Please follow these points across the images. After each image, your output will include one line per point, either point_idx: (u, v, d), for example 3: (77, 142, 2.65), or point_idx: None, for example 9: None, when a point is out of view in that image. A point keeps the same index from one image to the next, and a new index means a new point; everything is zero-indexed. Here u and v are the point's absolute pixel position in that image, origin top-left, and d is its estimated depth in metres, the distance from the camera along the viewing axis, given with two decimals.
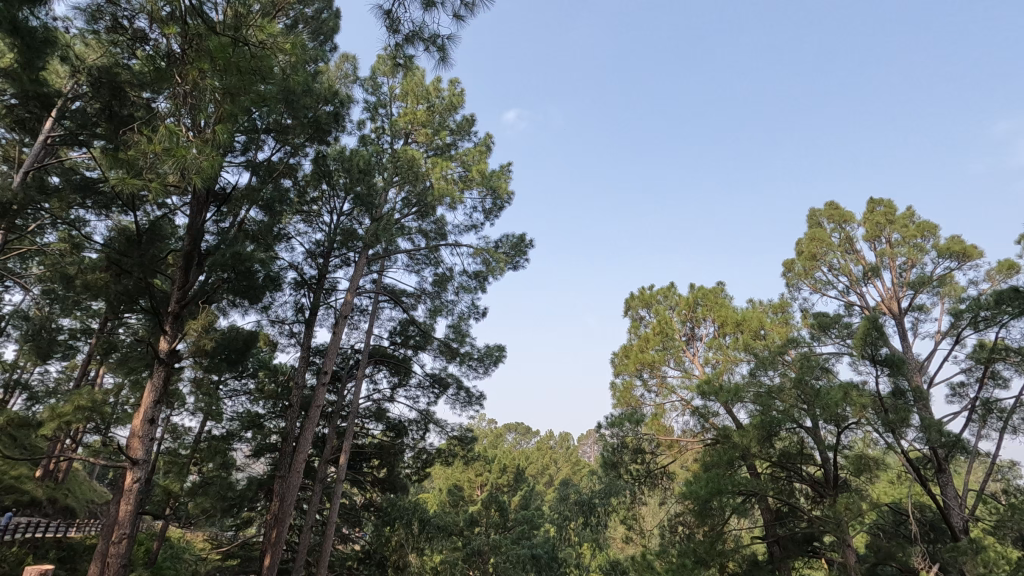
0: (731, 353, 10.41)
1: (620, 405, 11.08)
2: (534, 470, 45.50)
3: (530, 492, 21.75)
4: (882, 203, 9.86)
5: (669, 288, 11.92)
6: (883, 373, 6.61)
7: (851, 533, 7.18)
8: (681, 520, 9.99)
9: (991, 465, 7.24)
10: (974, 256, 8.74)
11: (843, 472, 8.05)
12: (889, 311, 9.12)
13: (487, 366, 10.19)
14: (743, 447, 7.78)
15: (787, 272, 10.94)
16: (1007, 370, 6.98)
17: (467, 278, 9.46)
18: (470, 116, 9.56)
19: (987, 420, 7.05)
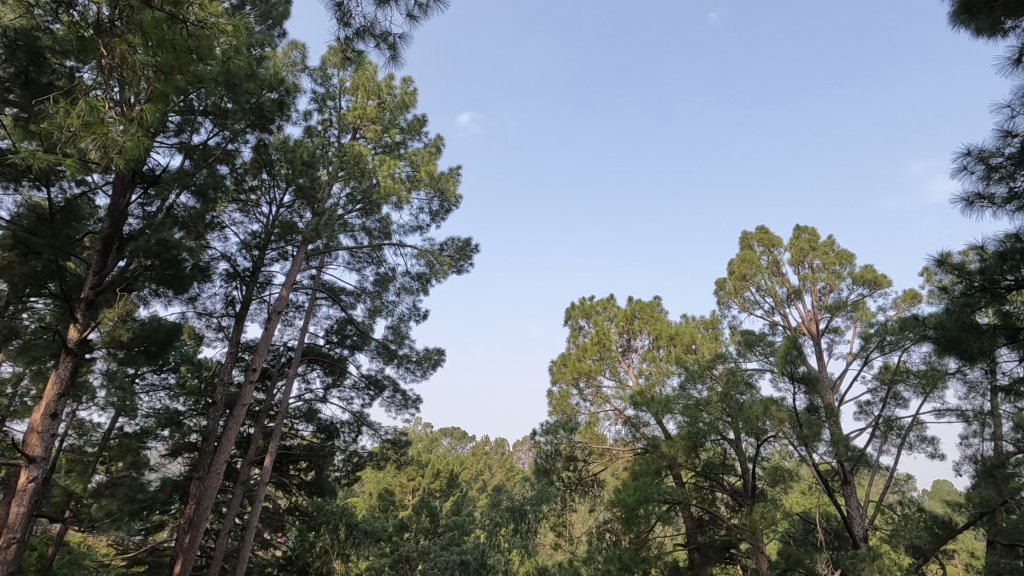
0: (664, 366, 10.80)
1: (556, 412, 11.21)
2: (468, 476, 45.30)
3: (462, 498, 21.59)
4: (806, 230, 10.51)
5: (608, 299, 12.23)
6: (800, 391, 6.99)
7: (765, 541, 7.56)
8: (608, 527, 10.20)
9: (890, 477, 7.82)
10: (884, 284, 9.49)
11: (760, 482, 8.50)
12: (808, 332, 9.72)
13: (425, 369, 10.08)
14: (670, 457, 8.07)
15: (718, 290, 11.46)
16: (907, 391, 7.60)
17: (409, 280, 9.32)
18: (421, 116, 9.47)
19: (888, 437, 7.62)
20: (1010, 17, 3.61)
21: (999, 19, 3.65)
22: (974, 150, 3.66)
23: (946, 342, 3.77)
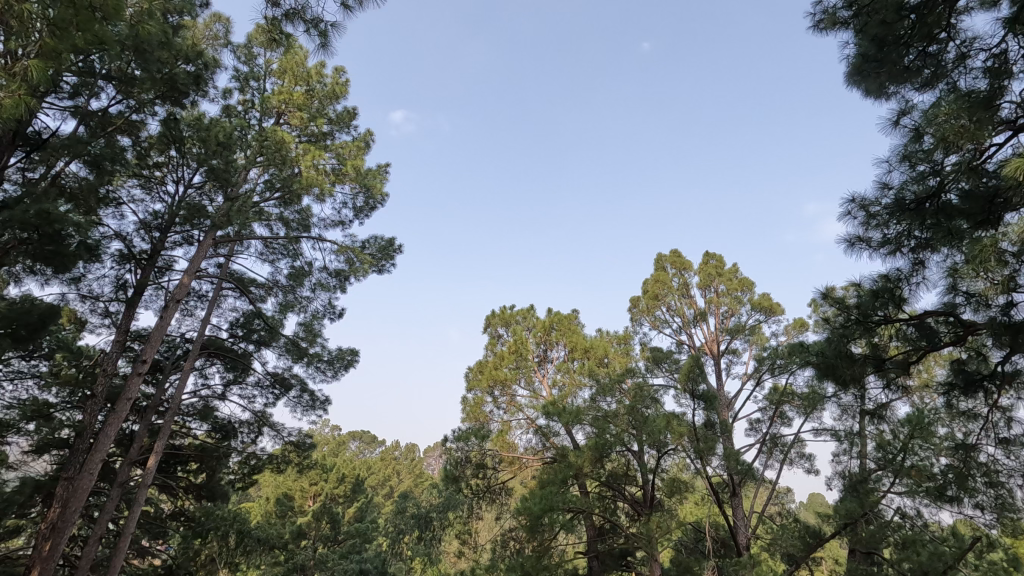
0: (577, 378, 11.12)
1: (468, 419, 11.14)
2: (376, 482, 44.00)
3: (366, 505, 20.94)
4: (714, 256, 11.25)
5: (528, 309, 12.44)
6: (700, 407, 7.41)
7: (659, 549, 7.93)
8: (513, 535, 10.30)
9: (773, 490, 8.47)
10: (778, 312, 10.32)
11: (658, 493, 8.93)
12: (709, 351, 10.37)
13: (336, 370, 9.71)
14: (576, 467, 8.29)
15: (632, 307, 11.96)
16: (791, 412, 8.29)
17: (326, 276, 8.97)
18: (352, 108, 9.21)
19: (773, 452, 8.26)
20: (893, 83, 4.07)
21: (885, 82, 4.10)
22: (856, 197, 4.05)
23: (825, 368, 4.12)
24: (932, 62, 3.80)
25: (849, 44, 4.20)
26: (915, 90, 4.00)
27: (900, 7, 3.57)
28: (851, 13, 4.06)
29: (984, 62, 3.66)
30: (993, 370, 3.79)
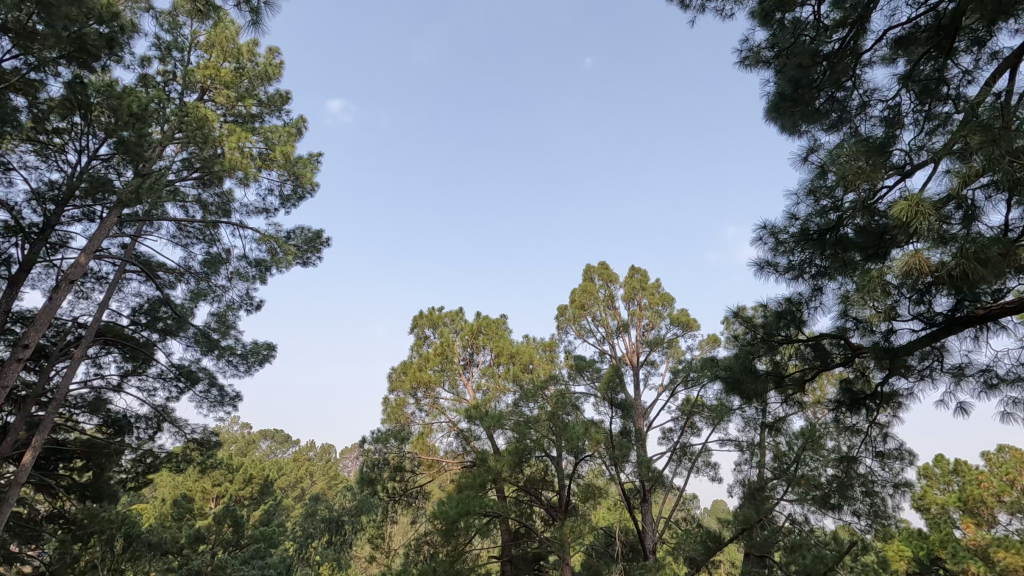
0: (501, 382, 11.19)
1: (389, 421, 10.93)
2: (286, 484, 41.99)
3: (274, 508, 19.95)
4: (639, 271, 11.71)
5: (456, 312, 12.46)
6: (617, 415, 7.66)
7: (571, 553, 8.09)
8: (428, 539, 10.16)
9: (680, 497, 8.90)
10: (694, 327, 10.88)
11: (573, 498, 9.14)
12: (629, 362, 10.76)
13: (250, 365, 9.21)
14: (495, 472, 8.32)
15: (559, 316, 12.20)
16: (701, 422, 8.75)
17: (245, 265, 8.49)
18: (284, 92, 8.81)
19: (682, 461, 8.69)
20: (805, 122, 4.31)
21: (797, 121, 4.32)
22: (768, 225, 4.33)
23: (732, 382, 4.38)
24: (838, 107, 4.16)
25: (770, 82, 4.50)
26: (824, 131, 4.31)
27: (815, 53, 3.90)
28: (772, 54, 4.36)
29: (881, 112, 4.07)
30: (874, 389, 4.19)
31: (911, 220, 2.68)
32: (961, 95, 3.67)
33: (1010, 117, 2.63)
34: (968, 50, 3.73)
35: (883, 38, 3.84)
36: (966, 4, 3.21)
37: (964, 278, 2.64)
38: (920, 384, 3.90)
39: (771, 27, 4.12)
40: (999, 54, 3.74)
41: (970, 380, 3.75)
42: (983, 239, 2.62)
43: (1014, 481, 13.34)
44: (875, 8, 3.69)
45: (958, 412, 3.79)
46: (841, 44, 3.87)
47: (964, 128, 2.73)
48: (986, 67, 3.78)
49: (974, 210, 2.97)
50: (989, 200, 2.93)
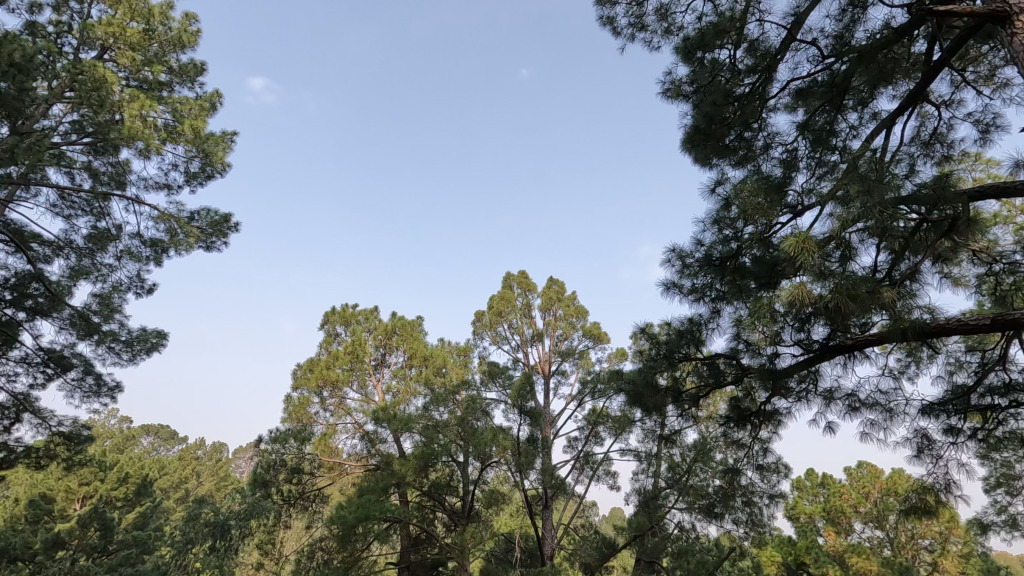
0: (412, 385, 11.01)
1: (290, 420, 10.34)
2: (168, 484, 38.66)
3: (152, 510, 18.30)
4: (557, 282, 12.00)
5: (371, 311, 12.16)
6: (525, 423, 7.77)
7: (470, 559, 8.07)
8: (322, 545, 9.74)
9: (580, 503, 9.20)
10: (604, 340, 11.30)
11: (477, 504, 9.16)
12: (541, 371, 10.98)
13: (135, 353, 8.44)
14: (399, 476, 8.15)
15: (475, 321, 12.21)
16: (604, 432, 9.09)
17: (138, 244, 7.77)
18: (200, 62, 8.23)
19: (584, 469, 8.99)
20: (716, 156, 4.56)
21: (709, 155, 4.53)
22: (677, 248, 4.58)
23: (635, 396, 4.59)
24: (745, 146, 4.49)
25: (688, 115, 4.75)
26: (732, 166, 4.61)
27: (729, 93, 4.22)
28: (692, 89, 4.64)
29: (781, 154, 4.45)
30: (759, 407, 4.55)
31: (798, 255, 2.95)
32: (847, 147, 4.10)
33: (882, 171, 2.98)
34: (855, 108, 4.18)
35: (788, 87, 4.20)
36: (854, 68, 3.66)
37: (837, 310, 2.94)
38: (796, 404, 4.28)
39: (692, 64, 4.39)
40: (878, 115, 4.25)
41: (837, 402, 4.17)
42: (855, 277, 2.94)
43: (869, 494, 15.00)
44: (781, 60, 4.13)
45: (827, 431, 4.19)
46: (751, 88, 4.24)
47: (846, 177, 3.06)
48: (867, 125, 4.26)
49: (850, 251, 3.33)
50: (862, 243, 3.29)
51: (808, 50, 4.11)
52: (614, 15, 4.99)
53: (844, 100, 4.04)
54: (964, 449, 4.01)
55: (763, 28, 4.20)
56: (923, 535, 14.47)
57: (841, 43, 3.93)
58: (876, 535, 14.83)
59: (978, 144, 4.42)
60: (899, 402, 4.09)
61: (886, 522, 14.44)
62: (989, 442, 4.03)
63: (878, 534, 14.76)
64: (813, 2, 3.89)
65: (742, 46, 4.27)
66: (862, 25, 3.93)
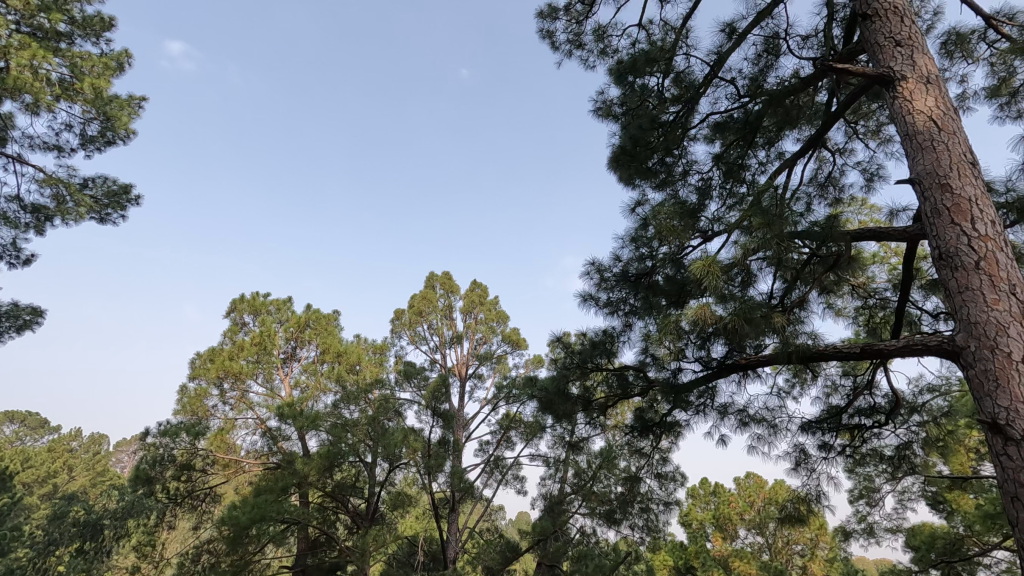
0: (322, 381, 10.62)
1: (182, 413, 9.57)
2: (32, 479, 34.60)
3: (9, 507, 16.30)
4: (479, 286, 12.01)
5: (283, 301, 11.63)
6: (437, 425, 7.69)
7: (370, 563, 7.86)
8: (209, 547, 9.11)
9: (486, 507, 9.25)
10: (522, 346, 11.45)
11: (381, 506, 8.95)
12: (458, 373, 10.94)
13: (3, 330, 7.53)
14: (301, 476, 7.69)
15: (394, 319, 11.96)
16: (516, 437, 9.21)
17: (16, 209, 6.96)
18: (109, 17, 7.53)
19: (493, 473, 9.05)
20: (639, 178, 4.74)
21: (632, 175, 4.70)
22: (596, 261, 4.73)
23: (546, 403, 4.69)
24: (666, 170, 4.73)
25: (616, 135, 4.92)
26: (653, 188, 4.83)
27: (654, 119, 4.44)
28: (621, 110, 4.83)
29: (697, 181, 4.73)
30: (661, 418, 4.78)
31: (704, 278, 3.15)
32: (754, 181, 4.43)
33: (781, 207, 3.24)
34: (763, 146, 4.53)
35: (707, 120, 4.48)
36: (765, 110, 3.98)
37: (734, 331, 3.17)
38: (694, 417, 4.54)
39: (623, 86, 4.58)
40: (782, 155, 4.64)
41: (730, 416, 4.47)
42: (752, 302, 3.18)
43: (753, 503, 16.15)
44: (703, 93, 4.41)
45: (719, 443, 4.47)
46: (675, 117, 4.50)
47: (750, 209, 3.30)
48: (773, 164, 4.64)
49: (750, 277, 3.59)
50: (761, 270, 3.56)
51: (726, 88, 4.41)
52: (554, 29, 5.10)
53: (755, 137, 4.38)
54: (834, 463, 4.43)
55: (689, 62, 4.47)
56: (796, 542, 15.80)
57: (755, 86, 4.26)
58: (756, 541, 16.03)
59: (863, 190, 4.94)
60: (782, 419, 4.45)
61: (766, 529, 15.62)
62: (855, 457, 4.48)
63: (758, 539, 15.95)
64: (733, 44, 4.19)
65: (670, 76, 4.51)
66: (774, 71, 4.31)
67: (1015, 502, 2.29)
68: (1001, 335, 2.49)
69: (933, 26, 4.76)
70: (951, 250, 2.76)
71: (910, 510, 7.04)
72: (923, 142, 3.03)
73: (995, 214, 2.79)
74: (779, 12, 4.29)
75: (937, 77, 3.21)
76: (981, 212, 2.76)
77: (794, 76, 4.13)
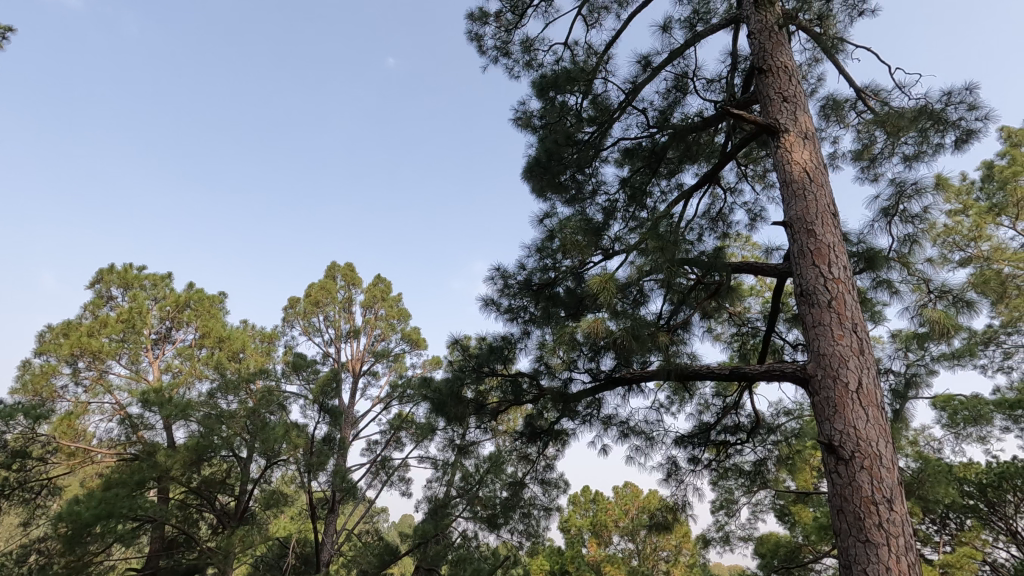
0: (198, 367, 9.81)
1: (23, 392, 8.42)
2: None
3: None
4: (383, 281, 11.70)
5: (161, 277, 10.59)
6: (323, 421, 7.36)
7: (234, 566, 7.30)
8: (39, 547, 7.98)
9: (368, 509, 8.97)
10: (421, 346, 11.29)
11: (252, 505, 8.38)
12: (351, 369, 10.54)
13: None
14: (161, 470, 6.99)
15: (288, 307, 11.32)
16: (405, 438, 9.04)
17: None
18: None
19: (379, 474, 8.81)
20: (550, 190, 4.87)
21: (544, 187, 4.81)
22: (501, 268, 4.78)
23: (438, 404, 4.63)
24: (576, 186, 4.89)
25: (532, 147, 5.02)
26: (563, 203, 4.97)
27: (570, 136, 4.59)
28: (540, 123, 4.94)
29: (603, 201, 4.94)
30: (549, 426, 4.90)
31: (599, 293, 3.28)
32: (654, 207, 4.71)
33: (675, 233, 3.48)
34: (666, 176, 4.84)
35: (618, 144, 4.70)
36: (670, 142, 4.26)
37: (622, 346, 3.33)
38: (580, 427, 4.70)
39: (544, 100, 4.70)
40: (681, 187, 4.98)
41: (612, 427, 4.69)
42: (640, 320, 3.37)
43: (628, 511, 17.06)
44: (617, 118, 4.63)
45: (601, 452, 4.67)
46: (589, 137, 4.66)
47: (648, 232, 3.50)
48: (672, 193, 4.97)
49: (642, 296, 3.80)
50: (651, 291, 3.78)
51: (638, 116, 4.67)
52: (483, 34, 5.12)
53: (659, 166, 4.66)
54: (700, 475, 4.79)
55: (606, 87, 4.68)
56: (663, 548, 16.89)
57: (663, 118, 4.55)
58: (628, 547, 16.90)
59: (747, 228, 5.43)
60: (659, 432, 4.75)
61: (638, 536, 16.53)
62: (718, 471, 4.87)
63: (630, 546, 16.82)
64: (648, 76, 4.44)
65: (588, 97, 4.70)
66: (680, 108, 4.62)
67: (839, 514, 2.61)
68: (843, 366, 2.84)
69: (816, 90, 5.36)
70: (810, 288, 3.11)
71: (761, 521, 7.78)
72: (797, 190, 3.39)
73: (847, 261, 3.18)
74: (690, 54, 4.62)
75: (813, 134, 3.61)
76: (837, 257, 3.14)
77: (697, 115, 4.47)
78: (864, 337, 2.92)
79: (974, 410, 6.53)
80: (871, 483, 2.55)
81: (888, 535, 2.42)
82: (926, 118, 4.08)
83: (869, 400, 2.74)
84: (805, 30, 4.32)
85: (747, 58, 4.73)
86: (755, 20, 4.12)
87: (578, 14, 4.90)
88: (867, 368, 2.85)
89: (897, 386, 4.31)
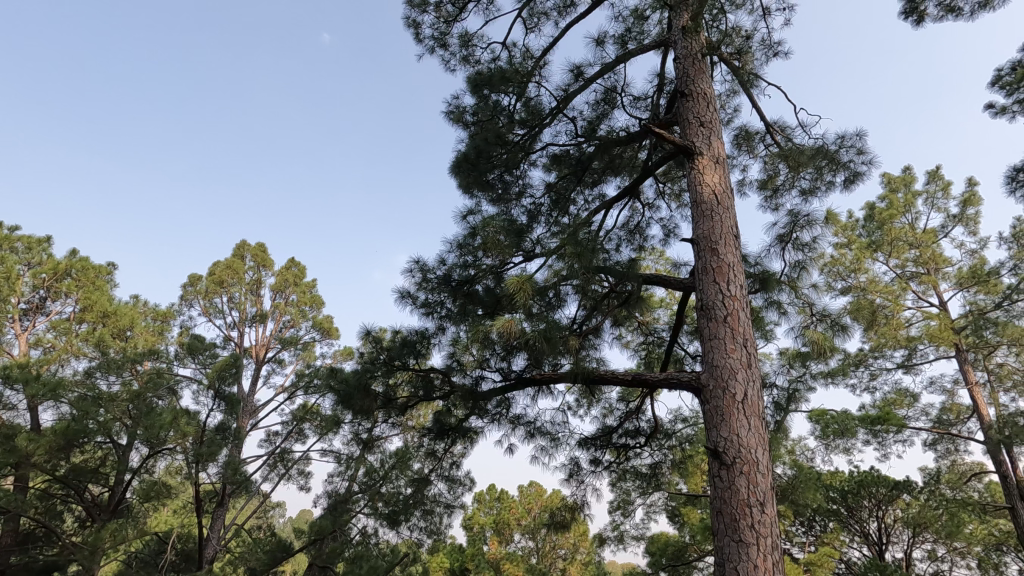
0: (75, 343, 8.86)
1: None
2: None
3: None
4: (296, 265, 11.15)
5: (37, 240, 9.48)
6: (218, 409, 6.89)
7: (101, 562, 6.64)
8: None
9: (262, 503, 8.51)
10: (333, 336, 10.88)
11: (128, 496, 7.68)
12: (254, 355, 9.96)
13: None
14: (21, 455, 6.23)
15: (188, 284, 10.51)
16: (308, 430, 8.68)
17: None
18: None
19: (276, 467, 8.37)
20: (476, 188, 4.86)
21: (471, 184, 4.80)
22: (421, 261, 4.70)
23: (343, 395, 4.47)
24: (503, 187, 4.92)
25: (462, 142, 4.99)
26: (488, 201, 4.99)
27: (500, 136, 4.60)
28: (471, 119, 4.92)
29: (528, 204, 5.01)
30: (457, 423, 4.89)
31: (515, 293, 3.32)
32: (576, 213, 4.83)
33: (593, 241, 3.58)
34: (590, 185, 4.98)
35: (546, 148, 4.77)
36: (595, 153, 4.38)
37: (534, 347, 3.38)
38: (488, 425, 4.73)
39: (478, 97, 4.69)
40: (603, 198, 5.15)
41: (520, 427, 4.76)
42: (553, 323, 3.43)
43: (530, 509, 17.40)
44: (547, 124, 4.71)
45: (507, 451, 4.72)
46: (520, 139, 4.70)
47: (567, 238, 3.58)
48: (594, 203, 5.12)
49: (558, 300, 3.88)
50: (566, 296, 3.88)
51: (567, 124, 4.77)
52: (421, 22, 5.02)
53: (584, 175, 4.78)
54: (600, 476, 4.96)
55: (540, 91, 4.74)
56: (561, 546, 17.38)
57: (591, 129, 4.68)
58: (528, 545, 17.22)
59: (660, 243, 5.70)
60: (564, 433, 4.87)
61: (538, 535, 16.89)
62: (617, 472, 5.07)
63: (529, 544, 17.15)
64: (579, 86, 4.55)
65: (521, 99, 4.73)
66: (608, 120, 4.78)
67: (718, 515, 2.80)
68: (732, 378, 3.05)
69: (731, 120, 5.74)
70: (710, 303, 3.31)
71: (652, 522, 8.20)
72: (706, 210, 3.61)
73: (744, 280, 3.42)
74: (620, 70, 4.78)
75: (724, 159, 3.86)
76: (735, 276, 3.37)
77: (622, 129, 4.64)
78: (753, 352, 3.16)
79: (842, 424, 7.26)
80: (748, 487, 2.75)
81: (758, 535, 2.63)
82: (822, 157, 4.49)
83: (752, 410, 2.97)
84: (726, 62, 4.60)
85: (672, 81, 4.97)
86: (682, 46, 4.34)
87: (517, 16, 4.93)
88: (753, 381, 3.08)
89: (779, 399, 4.70)
